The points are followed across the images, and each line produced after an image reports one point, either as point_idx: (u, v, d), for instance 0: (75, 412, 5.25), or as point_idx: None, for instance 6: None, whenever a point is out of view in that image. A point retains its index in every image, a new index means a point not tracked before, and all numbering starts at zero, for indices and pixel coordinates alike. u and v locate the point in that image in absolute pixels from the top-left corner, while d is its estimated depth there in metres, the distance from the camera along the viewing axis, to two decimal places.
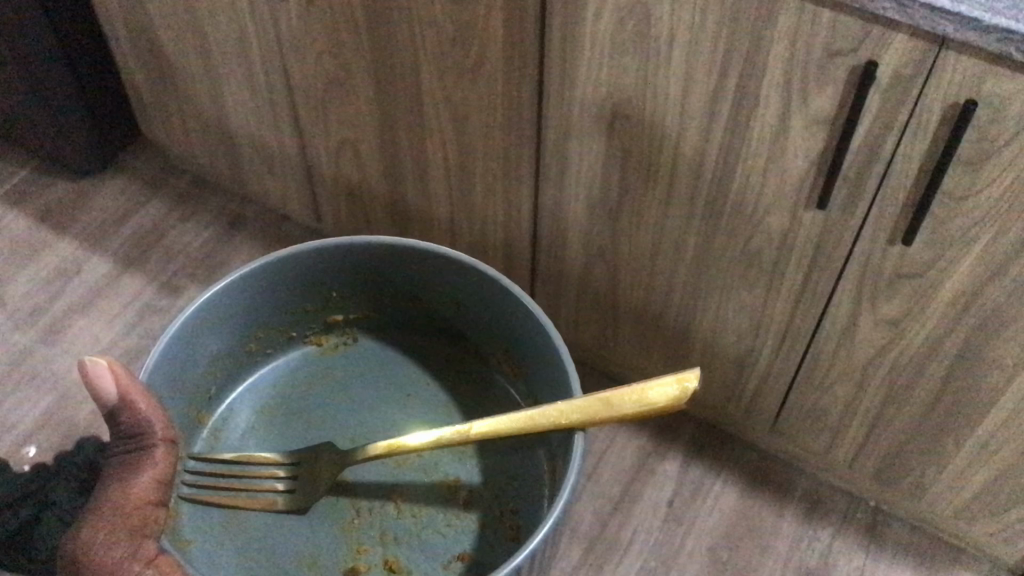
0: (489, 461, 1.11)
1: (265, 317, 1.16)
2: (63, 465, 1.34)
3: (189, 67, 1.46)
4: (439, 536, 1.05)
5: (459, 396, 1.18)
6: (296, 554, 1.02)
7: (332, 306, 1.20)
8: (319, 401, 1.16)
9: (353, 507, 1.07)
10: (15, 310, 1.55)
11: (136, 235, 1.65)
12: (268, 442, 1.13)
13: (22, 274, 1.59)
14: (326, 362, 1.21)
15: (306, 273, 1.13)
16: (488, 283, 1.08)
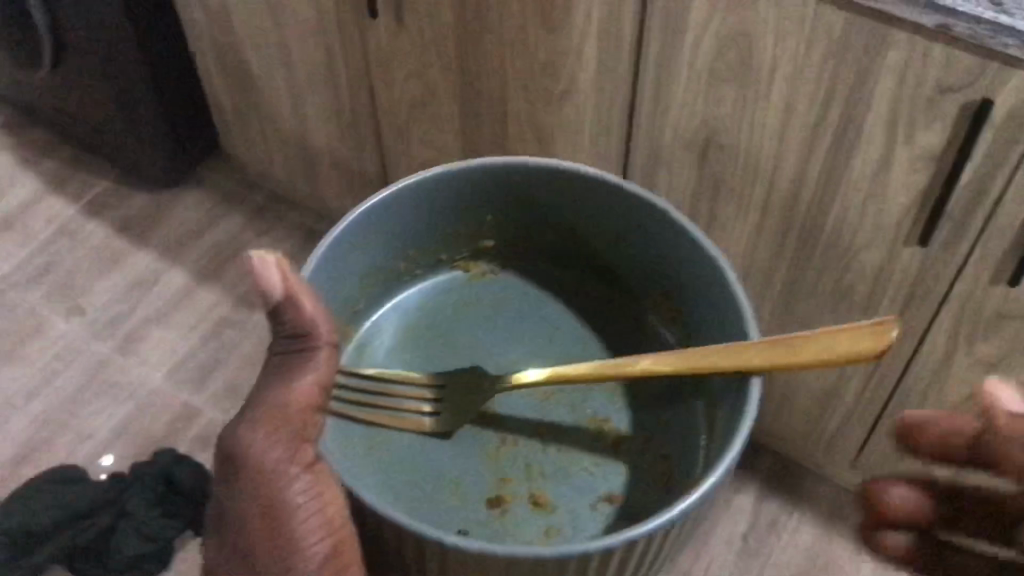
0: (649, 401, 0.87)
1: (421, 228, 0.91)
2: (140, 473, 1.35)
3: (274, 84, 1.48)
4: (591, 468, 0.83)
5: (626, 349, 0.92)
6: (426, 478, 0.81)
7: (480, 218, 0.93)
8: (460, 325, 0.92)
9: (499, 434, 0.84)
10: (95, 319, 1.57)
11: (213, 248, 1.67)
12: (395, 362, 0.90)
13: (102, 284, 1.62)
14: (471, 291, 0.95)
15: (473, 194, 0.90)
16: (664, 223, 0.83)
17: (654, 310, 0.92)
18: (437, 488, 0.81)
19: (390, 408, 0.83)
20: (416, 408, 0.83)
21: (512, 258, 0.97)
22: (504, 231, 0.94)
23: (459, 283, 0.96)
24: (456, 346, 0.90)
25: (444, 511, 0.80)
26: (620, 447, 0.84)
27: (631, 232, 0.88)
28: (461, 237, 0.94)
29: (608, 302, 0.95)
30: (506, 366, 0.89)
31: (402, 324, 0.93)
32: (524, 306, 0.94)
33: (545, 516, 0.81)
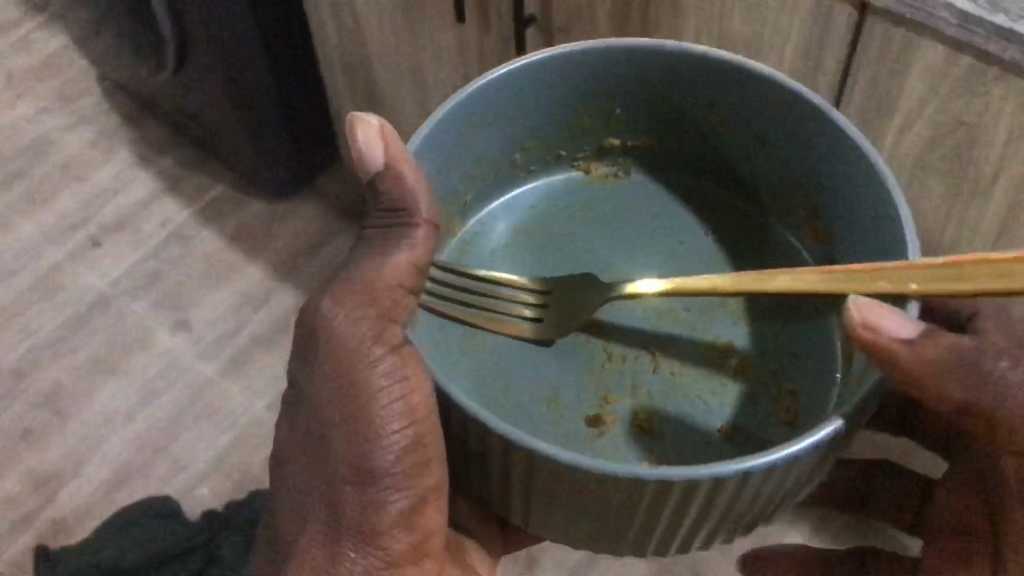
0: (765, 322, 0.60)
1: (537, 119, 0.60)
2: (232, 515, 1.17)
3: (397, 90, 1.17)
4: (713, 372, 0.58)
5: (769, 260, 0.61)
6: (522, 391, 0.56)
7: (615, 110, 0.61)
8: (564, 228, 0.62)
9: (606, 347, 0.59)
10: (200, 336, 1.32)
11: (326, 269, 1.37)
12: (496, 257, 0.61)
13: (209, 298, 1.35)
14: (591, 196, 0.64)
15: (622, 76, 0.58)
16: (827, 135, 0.52)
17: (799, 212, 0.60)
18: (524, 397, 0.56)
19: (482, 298, 0.58)
20: (517, 308, 0.58)
21: (671, 165, 0.65)
22: (650, 117, 0.62)
23: (576, 185, 0.65)
24: (570, 221, 0.62)
25: (536, 409, 0.56)
26: (739, 373, 0.58)
27: (772, 133, 0.57)
28: (588, 126, 0.63)
29: (737, 211, 0.63)
30: (626, 271, 0.59)
31: (513, 225, 0.63)
32: (642, 202, 0.63)
33: (650, 444, 0.56)
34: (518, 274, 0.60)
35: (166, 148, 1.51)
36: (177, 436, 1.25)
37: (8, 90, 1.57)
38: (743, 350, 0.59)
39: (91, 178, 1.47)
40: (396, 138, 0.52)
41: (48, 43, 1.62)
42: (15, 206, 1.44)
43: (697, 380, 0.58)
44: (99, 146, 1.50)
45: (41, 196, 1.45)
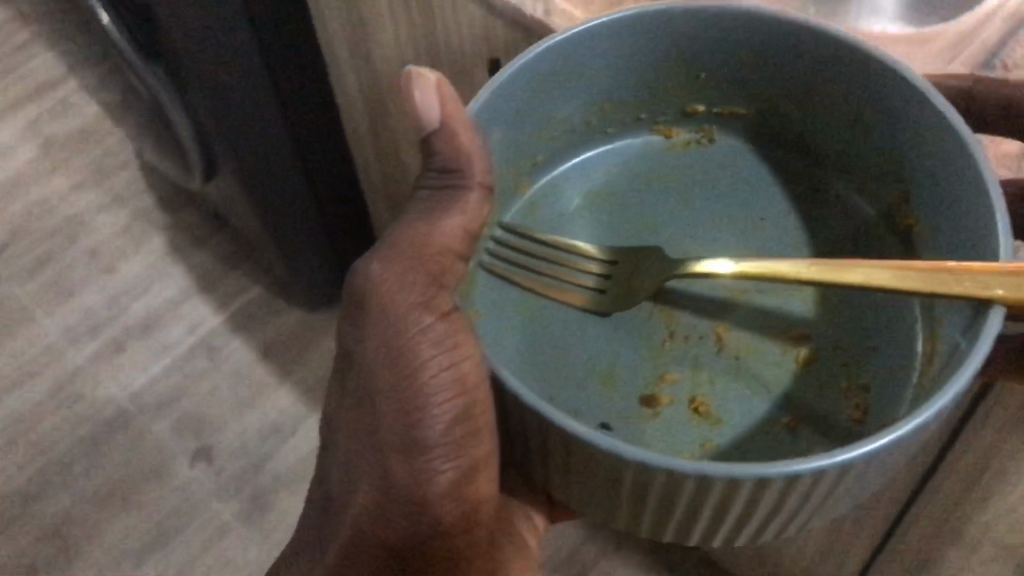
0: (843, 309, 0.53)
1: (610, 84, 0.55)
2: None
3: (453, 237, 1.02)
4: (782, 359, 0.52)
5: (848, 236, 0.56)
6: (574, 359, 0.52)
7: (698, 75, 0.56)
8: (628, 202, 0.57)
9: (669, 323, 0.53)
10: (220, 468, 1.25)
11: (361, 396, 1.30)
12: (560, 220, 0.58)
13: (235, 424, 1.28)
14: (669, 163, 0.59)
15: (705, 47, 0.53)
16: (924, 116, 0.47)
17: (887, 192, 0.54)
18: (572, 366, 0.51)
19: (538, 259, 0.55)
20: (569, 272, 0.54)
21: (755, 136, 0.59)
22: (739, 86, 0.56)
23: (650, 152, 0.60)
24: (638, 192, 0.58)
25: (589, 385, 0.51)
26: (808, 368, 0.52)
27: (859, 110, 0.52)
28: (671, 87, 0.57)
29: (819, 190, 0.58)
30: (697, 246, 0.55)
31: (587, 189, 0.59)
32: (718, 175, 0.58)
33: (706, 431, 0.50)
34: (585, 240, 0.56)
35: (198, 245, 1.44)
36: (199, 562, 1.19)
37: (44, 164, 1.51)
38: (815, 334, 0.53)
39: (120, 271, 1.41)
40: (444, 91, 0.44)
41: (88, 111, 1.57)
42: (40, 296, 1.39)
43: (764, 367, 0.52)
44: (132, 234, 1.44)
45: (83, 280, 1.40)
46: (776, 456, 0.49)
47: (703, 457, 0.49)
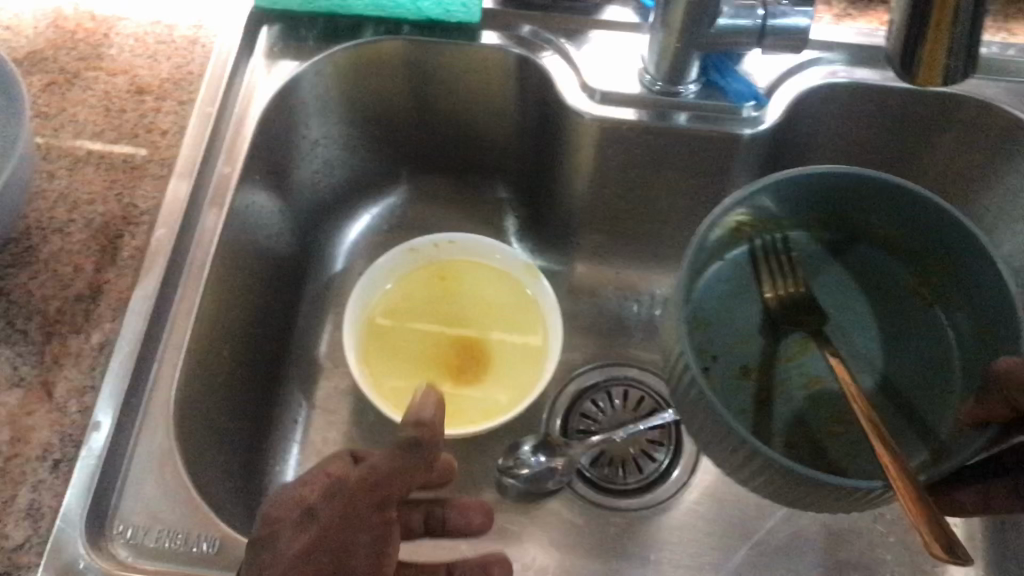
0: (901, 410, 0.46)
1: (878, 224, 0.49)
2: None
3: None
4: (804, 394, 0.47)
5: (925, 368, 0.48)
6: (734, 323, 0.50)
7: (885, 228, 0.49)
8: (856, 301, 0.52)
9: (785, 368, 0.48)
10: None
11: None
12: (857, 284, 0.52)
13: None
14: (891, 296, 0.51)
15: (916, 206, 0.46)
16: (995, 299, 0.43)
17: (961, 391, 0.46)
18: (728, 327, 0.49)
19: (771, 258, 0.49)
20: (782, 290, 0.49)
21: (910, 314, 0.50)
22: (928, 253, 0.48)
23: (895, 275, 0.51)
24: (842, 301, 0.52)
25: (720, 339, 0.49)
26: (834, 436, 0.45)
27: (973, 284, 0.45)
28: (923, 258, 0.49)
29: (949, 365, 0.48)
30: (857, 351, 0.50)
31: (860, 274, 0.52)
32: (893, 322, 0.51)
33: (753, 413, 0.46)
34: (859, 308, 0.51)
35: None
36: None
37: None
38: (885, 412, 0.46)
39: None
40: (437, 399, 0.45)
41: None
42: None
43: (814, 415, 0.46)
44: None
45: None
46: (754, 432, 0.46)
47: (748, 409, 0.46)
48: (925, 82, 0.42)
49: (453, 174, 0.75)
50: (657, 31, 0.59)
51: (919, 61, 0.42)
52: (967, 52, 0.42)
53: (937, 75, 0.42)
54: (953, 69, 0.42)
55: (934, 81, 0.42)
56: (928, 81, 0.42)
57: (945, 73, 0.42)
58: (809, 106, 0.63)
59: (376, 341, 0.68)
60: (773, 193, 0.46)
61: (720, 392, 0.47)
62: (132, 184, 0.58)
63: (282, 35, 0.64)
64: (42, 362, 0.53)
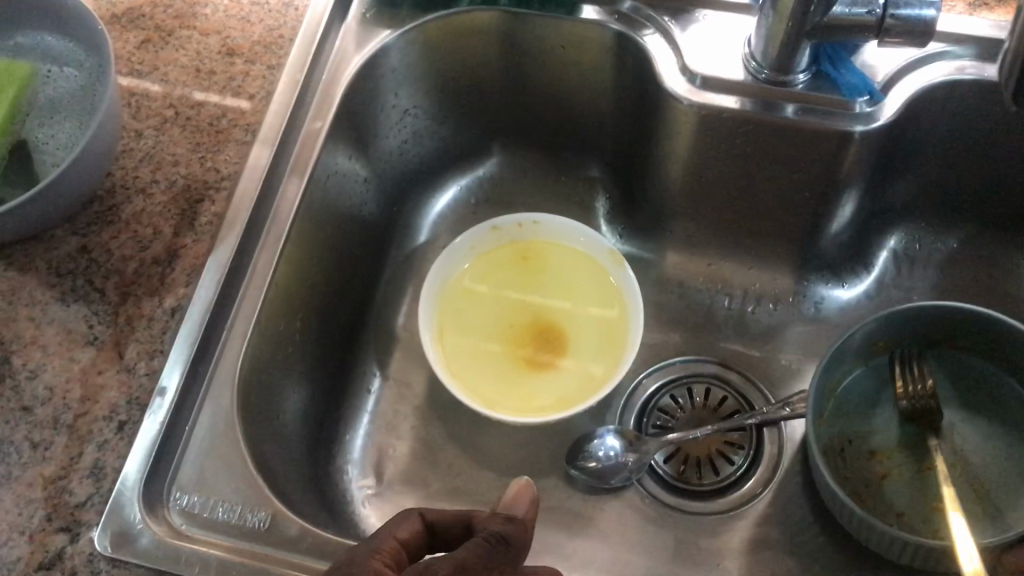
0: (986, 501, 0.55)
1: (980, 342, 0.58)
2: None
3: None
4: (914, 473, 0.57)
5: (1011, 464, 0.56)
6: (864, 412, 0.60)
7: (1003, 347, 0.57)
8: (954, 404, 0.59)
9: (897, 448, 0.58)
10: None
11: None
12: (951, 391, 0.59)
13: None
14: (981, 403, 0.59)
15: (996, 327, 0.56)
16: None
17: None
18: (861, 417, 0.59)
19: (903, 364, 0.59)
20: (910, 388, 0.58)
21: (1007, 416, 0.58)
22: (1010, 386, 0.58)
23: (991, 386, 0.59)
24: (949, 388, 0.59)
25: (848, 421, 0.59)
26: (926, 515, 0.55)
27: None
28: (1021, 356, 0.56)
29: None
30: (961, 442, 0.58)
31: (958, 375, 0.59)
32: (975, 423, 0.58)
33: (872, 484, 0.57)
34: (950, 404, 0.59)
35: None
36: None
37: None
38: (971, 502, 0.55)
39: None
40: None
41: None
42: None
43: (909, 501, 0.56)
44: None
45: None
46: (866, 501, 0.57)
47: (863, 485, 0.57)
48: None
49: (545, 150, 0.73)
50: (766, 14, 0.55)
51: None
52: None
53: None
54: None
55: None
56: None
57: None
58: (930, 102, 0.58)
59: (454, 317, 0.67)
60: (901, 325, 0.58)
61: (848, 464, 0.58)
62: (216, 147, 0.58)
63: (376, 1, 0.62)
64: (116, 322, 0.53)
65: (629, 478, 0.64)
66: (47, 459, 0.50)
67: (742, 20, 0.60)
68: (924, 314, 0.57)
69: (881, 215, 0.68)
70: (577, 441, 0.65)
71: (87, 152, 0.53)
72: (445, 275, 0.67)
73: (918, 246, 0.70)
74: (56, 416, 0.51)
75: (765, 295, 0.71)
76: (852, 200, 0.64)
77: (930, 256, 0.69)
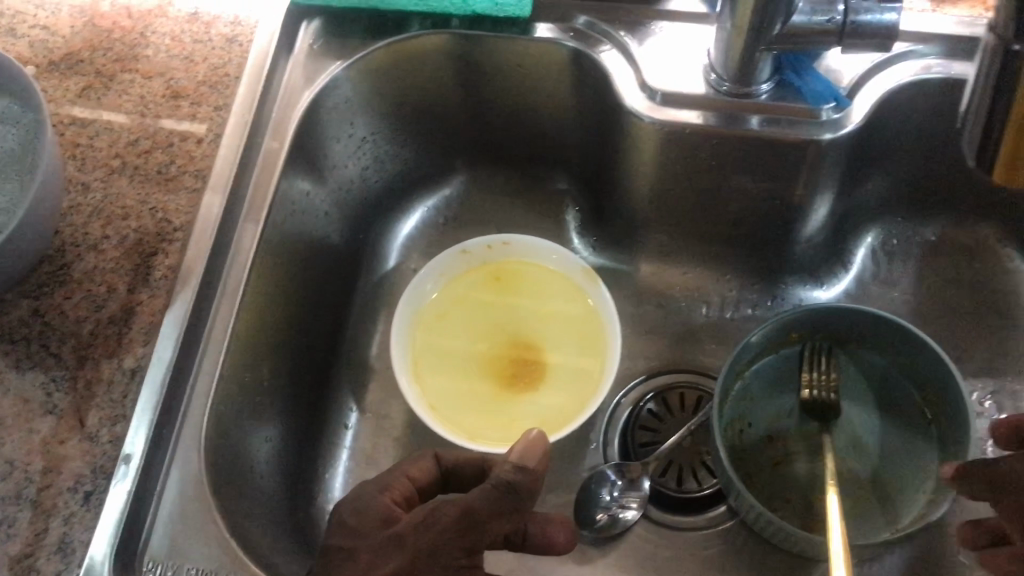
0: (866, 491, 0.63)
1: (884, 344, 0.64)
2: None
3: None
4: (807, 462, 0.64)
5: (896, 455, 0.64)
6: (772, 403, 0.66)
7: (909, 353, 0.63)
8: (853, 400, 0.66)
9: (793, 438, 0.65)
10: None
11: None
12: (851, 390, 0.66)
13: None
14: (876, 399, 0.66)
15: (897, 328, 0.62)
16: (947, 438, 0.61)
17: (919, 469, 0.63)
18: (767, 406, 0.66)
19: (814, 353, 0.65)
20: (816, 381, 0.64)
21: (902, 413, 0.65)
22: (909, 392, 0.64)
23: (892, 387, 0.65)
24: (851, 386, 0.66)
25: (753, 407, 0.66)
26: (812, 506, 0.63)
27: (937, 420, 0.63)
28: (915, 379, 0.64)
29: (912, 458, 0.63)
30: (856, 436, 0.65)
31: (860, 375, 0.66)
32: (869, 419, 0.65)
33: (769, 467, 0.65)
34: (849, 404, 0.66)
35: None
36: None
37: None
38: (859, 495, 0.63)
39: None
40: (559, 522, 0.53)
41: None
42: None
43: (797, 487, 0.64)
44: None
45: None
46: (760, 481, 0.64)
47: (758, 466, 0.65)
48: (1005, 175, 0.42)
49: (511, 165, 0.71)
50: (725, 28, 0.53)
51: (1000, 148, 0.41)
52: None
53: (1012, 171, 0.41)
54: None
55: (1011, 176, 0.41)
56: (1004, 176, 0.42)
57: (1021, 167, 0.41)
58: (895, 103, 0.56)
59: (425, 345, 0.65)
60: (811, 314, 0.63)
61: (748, 449, 0.65)
62: (166, 196, 0.56)
63: (325, 31, 0.61)
64: (75, 389, 0.51)
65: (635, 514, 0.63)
66: (12, 538, 0.48)
67: (700, 31, 0.58)
68: (834, 308, 0.63)
69: (855, 214, 0.67)
70: (582, 482, 0.65)
71: (32, 214, 0.51)
72: (413, 304, 0.65)
73: (896, 241, 0.69)
74: (20, 491, 0.49)
75: (743, 300, 0.70)
76: (827, 203, 0.63)
77: (909, 250, 0.69)
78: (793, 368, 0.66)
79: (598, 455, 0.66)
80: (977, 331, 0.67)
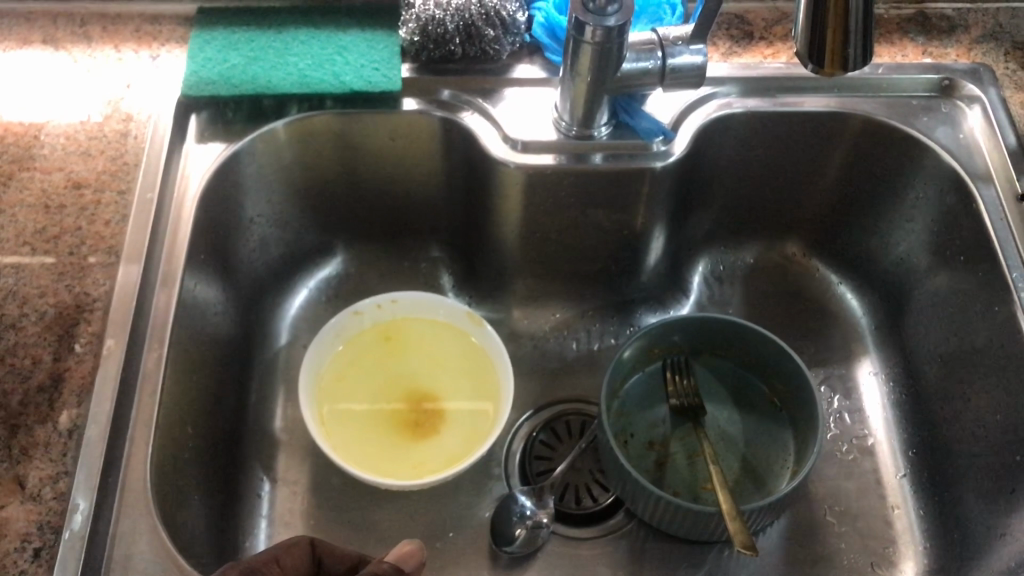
0: (742, 474, 0.71)
1: (732, 347, 0.75)
2: None
3: None
4: (687, 459, 0.72)
5: (761, 440, 0.73)
6: (647, 416, 0.74)
7: (752, 352, 0.74)
8: (715, 401, 0.75)
9: (671, 442, 0.73)
10: None
11: None
12: (712, 394, 0.76)
13: None
14: (733, 398, 0.75)
15: (739, 329, 0.73)
16: (799, 415, 0.72)
17: (781, 449, 0.72)
18: (642, 418, 0.74)
19: (674, 365, 0.75)
20: (680, 388, 0.74)
21: (757, 405, 0.75)
22: (759, 388, 0.75)
23: (744, 385, 0.76)
24: (711, 391, 0.76)
25: (632, 420, 0.74)
26: (701, 494, 0.70)
27: (786, 404, 0.73)
28: (763, 374, 0.75)
29: (772, 440, 0.73)
30: (724, 431, 0.74)
31: (716, 381, 0.76)
32: (731, 415, 0.75)
33: (654, 470, 0.72)
34: (713, 406, 0.75)
35: None
36: None
37: None
38: (737, 478, 0.71)
39: None
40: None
41: None
42: None
43: (684, 481, 0.71)
44: None
45: None
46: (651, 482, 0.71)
47: (646, 469, 0.72)
48: (831, 69, 0.46)
49: (386, 240, 0.79)
50: (567, 81, 0.64)
51: (823, 55, 0.45)
52: (862, 37, 0.45)
53: (838, 65, 0.45)
54: (852, 58, 0.45)
55: (836, 68, 0.45)
56: (831, 71, 0.46)
57: (843, 60, 0.45)
58: (705, 137, 0.69)
59: (329, 403, 0.69)
60: (668, 327, 0.73)
61: (635, 457, 0.72)
62: (81, 274, 0.59)
63: (209, 122, 0.67)
64: (10, 455, 0.52)
65: (549, 531, 0.68)
66: None
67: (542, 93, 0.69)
68: (688, 320, 0.73)
69: (686, 246, 0.79)
70: (494, 514, 0.68)
71: None
72: (313, 366, 0.70)
73: (722, 268, 0.81)
74: None
75: (605, 331, 0.79)
76: (662, 234, 0.75)
77: (734, 273, 0.81)
78: (659, 384, 0.76)
79: (502, 485, 0.71)
80: (799, 332, 0.79)
